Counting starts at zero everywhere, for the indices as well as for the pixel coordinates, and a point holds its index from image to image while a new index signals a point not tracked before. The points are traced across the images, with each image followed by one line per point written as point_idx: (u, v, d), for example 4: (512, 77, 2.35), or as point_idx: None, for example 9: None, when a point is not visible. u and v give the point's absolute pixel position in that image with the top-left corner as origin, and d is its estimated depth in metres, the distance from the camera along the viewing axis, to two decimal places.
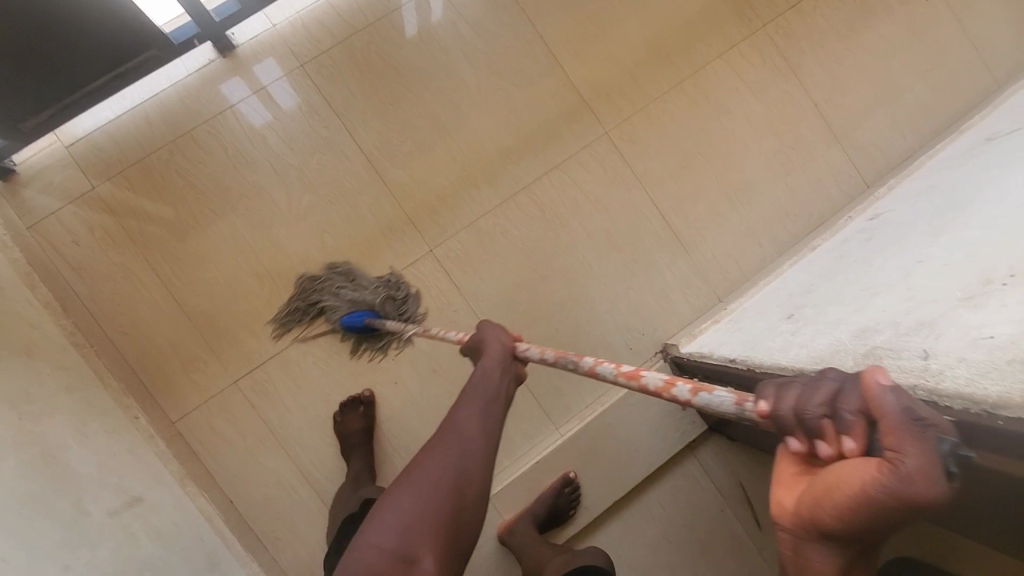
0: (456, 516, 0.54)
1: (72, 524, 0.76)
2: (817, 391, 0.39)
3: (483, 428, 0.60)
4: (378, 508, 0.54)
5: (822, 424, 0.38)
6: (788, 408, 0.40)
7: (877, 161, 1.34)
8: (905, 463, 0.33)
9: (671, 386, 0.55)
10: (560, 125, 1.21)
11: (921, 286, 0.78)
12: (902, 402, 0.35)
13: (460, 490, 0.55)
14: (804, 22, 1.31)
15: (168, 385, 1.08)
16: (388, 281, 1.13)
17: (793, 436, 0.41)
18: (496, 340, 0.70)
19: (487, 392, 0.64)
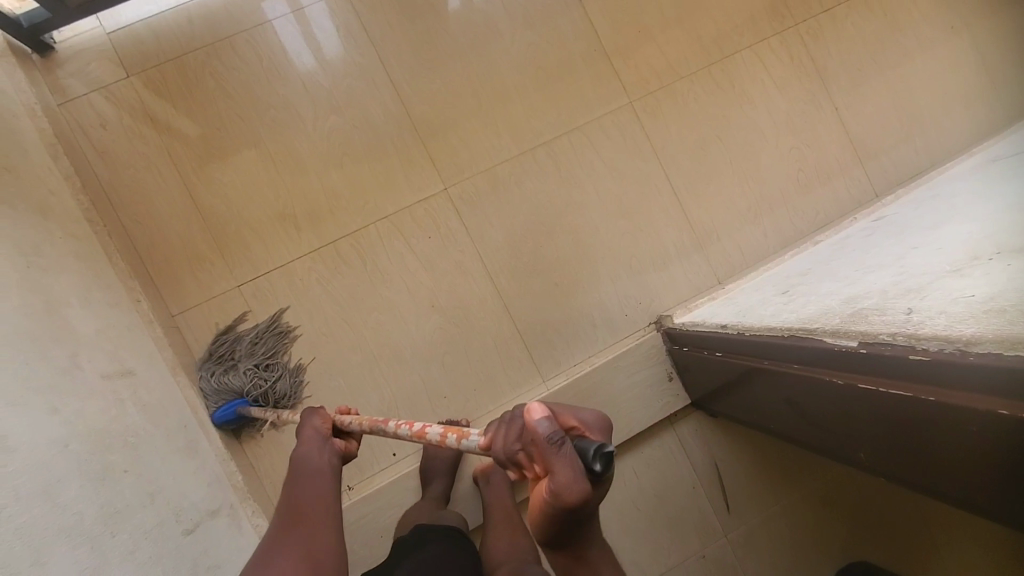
0: (312, 563, 0.54)
1: (65, 372, 0.78)
2: (510, 429, 0.47)
3: (326, 498, 0.62)
4: None
5: (519, 455, 0.46)
6: (496, 445, 0.48)
7: (889, 171, 1.37)
8: (562, 480, 0.42)
9: (445, 439, 0.59)
10: (585, 88, 1.26)
11: (913, 264, 0.81)
12: (546, 429, 0.43)
13: (312, 562, 0.55)
14: (834, 26, 1.36)
15: (172, 278, 1.12)
16: (267, 335, 1.12)
17: (506, 467, 0.48)
18: (314, 420, 0.75)
19: (311, 466, 0.67)
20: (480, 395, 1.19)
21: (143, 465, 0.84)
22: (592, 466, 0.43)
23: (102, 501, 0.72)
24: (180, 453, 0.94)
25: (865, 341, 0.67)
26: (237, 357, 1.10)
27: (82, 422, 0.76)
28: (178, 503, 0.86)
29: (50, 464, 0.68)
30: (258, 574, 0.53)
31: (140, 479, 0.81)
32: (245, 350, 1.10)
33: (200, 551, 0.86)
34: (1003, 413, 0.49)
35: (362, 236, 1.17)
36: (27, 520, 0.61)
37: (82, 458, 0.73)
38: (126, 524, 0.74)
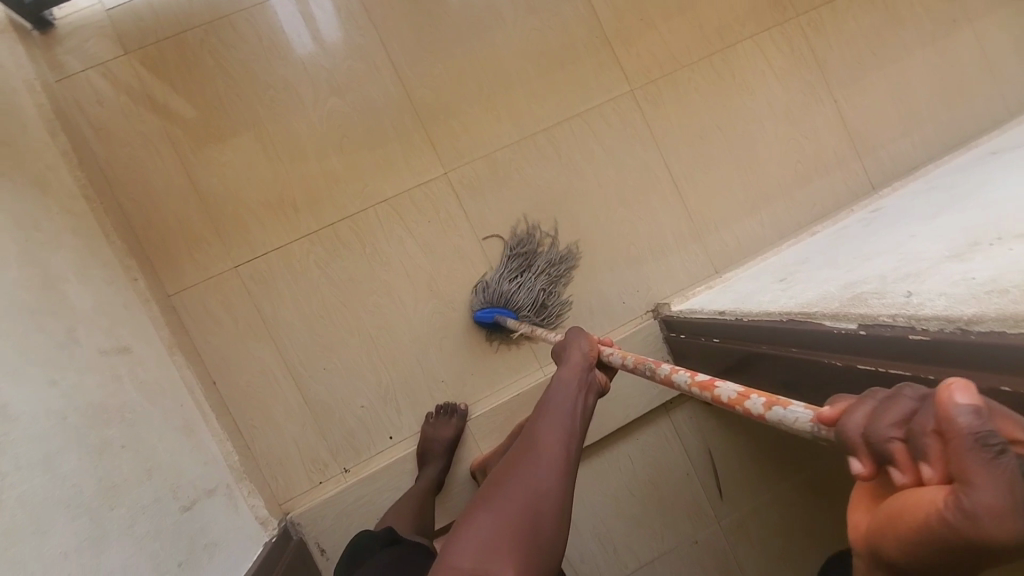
0: (530, 525, 0.58)
1: (64, 347, 0.77)
2: (888, 408, 0.36)
3: (567, 435, 0.67)
4: (466, 518, 0.59)
5: (894, 445, 0.35)
6: (849, 417, 0.39)
7: (885, 164, 1.38)
8: (980, 499, 0.29)
9: (759, 403, 0.52)
10: (587, 74, 1.26)
11: (911, 251, 0.82)
12: (972, 420, 0.30)
13: (536, 503, 0.60)
14: (834, 18, 1.36)
15: (169, 257, 1.11)
16: (549, 273, 1.20)
17: (856, 456, 0.38)
18: (580, 344, 0.80)
19: (560, 401, 0.72)
20: (478, 380, 1.19)
21: (141, 442, 0.83)
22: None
23: (100, 475, 0.72)
24: (177, 432, 0.93)
25: (865, 322, 0.68)
26: (511, 270, 1.18)
27: (80, 397, 0.76)
28: (174, 481, 0.86)
29: (49, 437, 0.67)
30: (488, 502, 0.61)
31: (138, 456, 0.81)
32: (542, 269, 1.20)
33: (196, 529, 0.85)
34: (1002, 389, 0.49)
35: (361, 219, 1.17)
36: (28, 490, 0.61)
37: (80, 432, 0.73)
38: (123, 499, 0.74)
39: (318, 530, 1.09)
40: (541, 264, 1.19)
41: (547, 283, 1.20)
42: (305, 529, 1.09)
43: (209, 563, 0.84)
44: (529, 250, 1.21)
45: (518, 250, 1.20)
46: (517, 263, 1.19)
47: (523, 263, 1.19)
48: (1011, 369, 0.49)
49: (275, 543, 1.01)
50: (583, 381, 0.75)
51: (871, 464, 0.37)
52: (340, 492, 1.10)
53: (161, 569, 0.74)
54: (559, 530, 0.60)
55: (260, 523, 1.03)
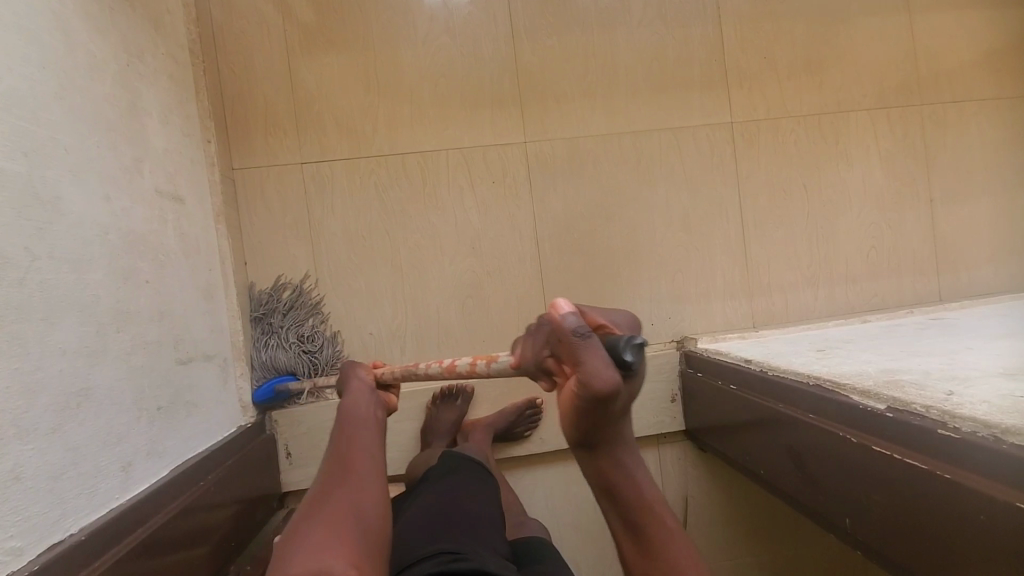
0: (360, 523, 0.58)
1: (128, 173, 0.80)
2: (536, 342, 0.58)
3: (377, 454, 0.71)
4: (291, 533, 0.56)
5: (549, 361, 0.56)
6: (526, 353, 0.59)
7: (961, 281, 1.32)
8: (591, 367, 0.50)
9: (474, 365, 0.68)
10: (693, 93, 1.24)
11: (963, 360, 0.78)
12: (568, 321, 0.51)
13: (358, 512, 0.59)
14: (959, 119, 1.31)
15: (245, 134, 1.14)
16: (287, 324, 1.12)
17: (542, 377, 0.59)
18: (365, 368, 0.89)
19: (362, 412, 0.79)
20: (488, 348, 1.19)
21: (164, 286, 0.86)
22: (622, 353, 0.51)
23: (118, 298, 0.74)
24: (197, 292, 0.96)
25: (895, 406, 0.64)
26: (258, 335, 1.12)
27: (125, 223, 0.78)
28: (180, 334, 0.88)
29: (87, 244, 0.70)
30: (308, 517, 0.58)
31: (156, 297, 0.83)
32: (279, 324, 1.12)
33: (185, 385, 0.87)
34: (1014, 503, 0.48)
35: (431, 159, 1.18)
36: (53, 281, 0.63)
37: (114, 251, 0.75)
38: (130, 328, 0.76)
39: (292, 433, 1.11)
40: (279, 319, 1.12)
41: (317, 349, 1.13)
42: (280, 429, 1.11)
43: (185, 420, 0.86)
44: (271, 304, 1.13)
45: (259, 313, 1.12)
46: (258, 308, 1.13)
47: (270, 304, 1.13)
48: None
49: (249, 429, 1.03)
50: (374, 397, 0.83)
51: (550, 375, 0.58)
52: (323, 406, 1.11)
53: (141, 406, 0.76)
54: (383, 533, 0.60)
55: (242, 407, 1.05)
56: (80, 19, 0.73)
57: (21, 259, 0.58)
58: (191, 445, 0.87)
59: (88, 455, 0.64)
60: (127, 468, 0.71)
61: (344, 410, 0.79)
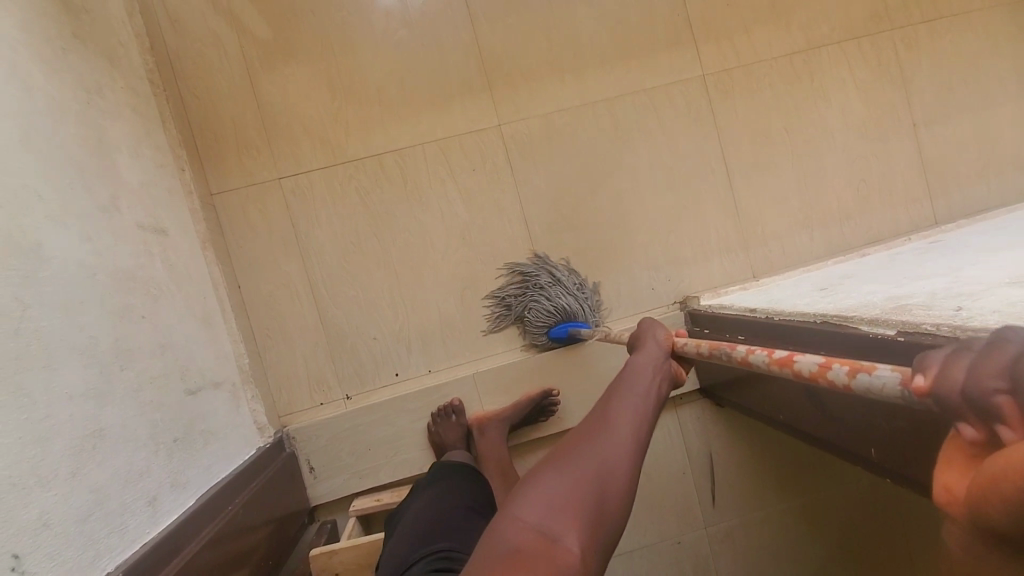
0: (604, 491, 0.49)
1: (106, 210, 0.79)
2: (990, 360, 0.34)
3: (645, 421, 0.57)
4: (535, 473, 0.50)
5: (997, 401, 0.32)
6: (941, 373, 0.37)
7: (955, 201, 1.31)
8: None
9: (827, 370, 0.49)
10: (661, 51, 1.22)
11: (968, 277, 0.77)
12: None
13: (608, 479, 0.50)
14: (931, 38, 1.30)
15: (218, 158, 1.13)
16: (531, 283, 1.16)
17: (964, 418, 0.35)
18: (659, 342, 0.72)
19: (635, 375, 0.64)
20: (493, 335, 1.19)
21: (161, 318, 0.85)
22: None
23: (117, 336, 0.74)
24: (196, 321, 0.95)
25: (905, 329, 0.64)
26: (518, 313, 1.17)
27: (112, 261, 0.78)
28: (184, 365, 0.88)
29: (77, 286, 0.69)
30: (558, 460, 0.51)
31: (155, 331, 0.83)
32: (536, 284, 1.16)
33: (197, 414, 0.87)
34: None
35: (408, 155, 1.17)
36: (51, 328, 0.62)
37: (105, 291, 0.74)
38: (133, 364, 0.75)
39: (311, 447, 1.11)
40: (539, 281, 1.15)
41: (549, 279, 1.16)
42: (299, 444, 1.11)
43: (204, 449, 0.86)
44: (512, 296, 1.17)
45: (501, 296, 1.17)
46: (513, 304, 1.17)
47: (524, 286, 1.17)
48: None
49: (268, 449, 1.04)
50: (656, 372, 0.66)
51: (984, 423, 0.34)
52: (339, 416, 1.11)
53: (158, 440, 0.76)
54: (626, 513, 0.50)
55: (257, 428, 1.05)
56: (33, 62, 0.72)
57: (13, 309, 0.58)
58: (213, 472, 0.87)
59: (113, 494, 0.65)
60: (153, 502, 0.71)
61: (626, 368, 0.65)
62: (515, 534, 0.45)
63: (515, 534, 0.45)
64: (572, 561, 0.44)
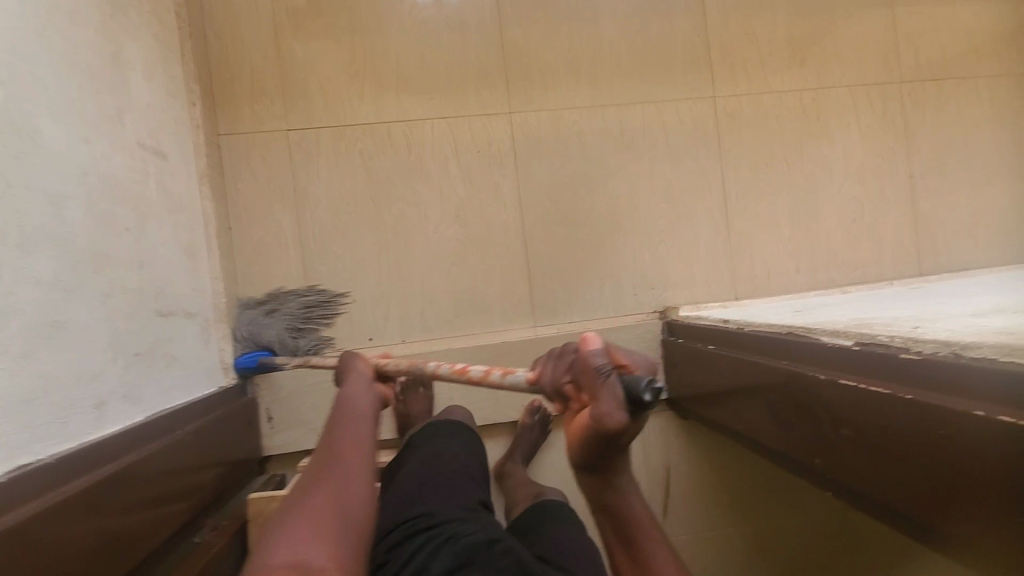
0: (338, 514, 0.60)
1: (110, 120, 0.81)
2: (556, 364, 0.53)
3: (370, 447, 0.71)
4: (272, 526, 0.58)
5: (567, 387, 0.52)
6: (541, 369, 0.55)
7: (942, 256, 1.33)
8: (605, 407, 0.48)
9: (489, 375, 0.63)
10: (676, 67, 1.26)
11: (934, 310, 0.79)
12: (595, 358, 0.49)
13: (341, 500, 0.62)
14: (938, 96, 1.34)
15: (231, 101, 1.15)
16: (304, 296, 1.14)
17: (551, 399, 0.54)
18: (362, 369, 0.83)
19: (350, 412, 0.75)
20: (472, 316, 1.20)
21: (144, 236, 0.86)
22: (641, 396, 0.47)
23: (97, 240, 0.75)
24: (179, 249, 0.96)
25: (862, 340, 0.65)
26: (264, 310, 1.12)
27: (106, 169, 0.79)
28: (160, 286, 0.88)
29: (66, 181, 0.70)
30: (297, 501, 0.61)
31: (136, 246, 0.84)
32: (282, 300, 1.13)
33: (163, 337, 0.87)
34: (962, 411, 0.50)
35: (416, 128, 1.19)
36: (30, 211, 0.63)
37: (93, 194, 0.75)
38: (108, 270, 0.76)
39: (274, 397, 1.11)
40: (285, 303, 1.13)
41: (291, 307, 1.13)
42: (261, 392, 1.11)
43: (163, 372, 0.86)
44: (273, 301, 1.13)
45: (263, 308, 1.13)
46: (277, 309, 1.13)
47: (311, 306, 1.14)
48: (987, 396, 0.49)
49: (230, 390, 1.03)
50: (370, 393, 0.79)
51: (561, 400, 0.53)
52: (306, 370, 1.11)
53: (118, 350, 0.76)
54: (363, 515, 0.63)
55: (222, 368, 1.05)
56: None
57: None
58: (169, 396, 0.87)
59: (62, 386, 0.65)
60: (101, 406, 0.71)
61: (341, 405, 0.76)
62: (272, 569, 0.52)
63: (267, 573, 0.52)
64: (325, 569, 0.53)
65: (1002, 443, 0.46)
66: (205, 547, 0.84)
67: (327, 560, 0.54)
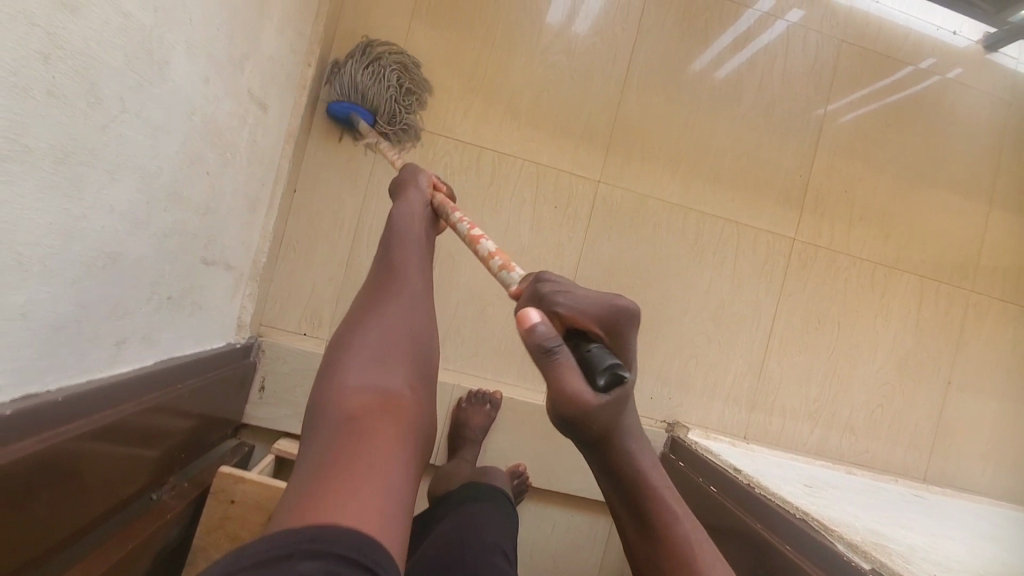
0: (408, 349, 0.63)
1: (232, 63, 0.79)
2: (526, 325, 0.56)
3: (425, 269, 0.73)
4: (338, 351, 0.61)
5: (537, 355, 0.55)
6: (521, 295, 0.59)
7: (950, 469, 1.32)
8: (568, 382, 0.52)
9: (490, 259, 0.65)
10: (769, 197, 1.26)
11: (945, 549, 0.79)
12: (539, 335, 0.50)
13: (407, 332, 0.65)
14: (999, 318, 1.34)
15: (343, 71, 1.14)
16: (379, 59, 1.09)
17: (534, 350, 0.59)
18: (420, 188, 0.79)
19: (401, 242, 0.73)
20: (490, 361, 1.18)
21: (219, 182, 0.84)
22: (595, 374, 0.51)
23: (177, 179, 0.73)
24: (244, 201, 0.94)
25: (880, 569, 0.65)
26: (369, 63, 1.08)
27: (211, 111, 0.77)
28: (214, 235, 0.86)
29: (173, 115, 0.68)
30: (370, 317, 0.65)
31: (209, 191, 0.81)
32: (373, 66, 1.08)
33: (198, 285, 0.85)
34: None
35: (506, 162, 1.18)
36: (131, 141, 0.61)
37: (191, 132, 0.73)
38: (175, 210, 0.74)
39: (274, 369, 1.08)
40: (378, 67, 1.07)
41: (384, 66, 1.09)
42: (264, 359, 1.08)
43: (185, 319, 0.84)
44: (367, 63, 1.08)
45: (364, 56, 1.08)
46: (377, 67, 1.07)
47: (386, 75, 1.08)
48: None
49: (237, 350, 1.01)
50: (424, 214, 0.77)
51: None
52: (315, 355, 1.09)
53: (155, 290, 0.74)
54: (431, 347, 0.67)
55: (237, 325, 1.02)
56: None
57: (114, 104, 0.57)
58: (180, 344, 0.84)
59: (92, 318, 0.62)
60: (119, 345, 0.68)
61: (394, 227, 0.74)
62: (355, 399, 0.55)
63: (354, 398, 0.55)
64: (406, 403, 0.58)
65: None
66: (161, 510, 0.81)
67: (406, 395, 0.59)
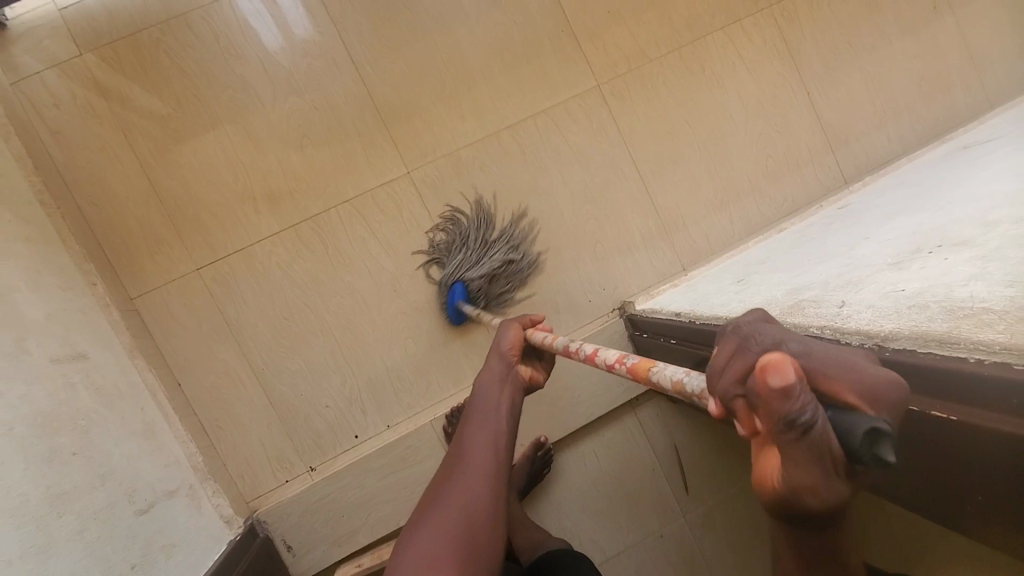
0: (470, 544, 0.52)
1: (12, 358, 0.77)
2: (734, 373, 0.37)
3: (503, 441, 0.61)
4: (393, 559, 0.52)
5: (737, 404, 0.36)
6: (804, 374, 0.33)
7: (859, 157, 1.36)
8: (797, 474, 0.31)
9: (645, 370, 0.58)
10: (551, 69, 1.24)
11: (860, 254, 0.80)
12: (796, 391, 0.31)
13: (471, 522, 0.53)
14: (809, 7, 1.33)
15: (132, 262, 1.13)
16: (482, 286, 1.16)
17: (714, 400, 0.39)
18: (504, 340, 0.73)
19: (489, 406, 0.65)
20: (445, 379, 1.20)
21: (95, 447, 0.84)
22: (870, 452, 0.29)
23: (50, 483, 0.73)
24: (134, 436, 0.94)
25: (797, 332, 0.68)
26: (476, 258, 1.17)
27: (29, 407, 0.76)
28: (130, 485, 0.87)
29: None
30: (418, 526, 0.54)
31: (89, 462, 0.82)
32: (472, 265, 1.17)
33: (154, 531, 0.87)
34: (912, 409, 0.51)
35: (323, 220, 1.17)
36: None
37: (28, 441, 0.73)
38: (72, 506, 0.75)
39: (283, 527, 1.11)
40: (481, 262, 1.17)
41: (474, 263, 1.17)
42: (270, 527, 1.10)
43: (166, 564, 0.86)
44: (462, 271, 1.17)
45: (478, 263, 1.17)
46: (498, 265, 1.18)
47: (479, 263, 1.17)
48: (924, 391, 0.50)
49: (240, 540, 1.03)
50: (502, 375, 0.70)
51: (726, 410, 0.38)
52: (304, 490, 1.11)
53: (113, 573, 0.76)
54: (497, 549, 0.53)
55: (224, 522, 1.04)
56: None
57: None
58: None
59: None
60: None
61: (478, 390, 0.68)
62: None
63: None
64: None
65: (956, 439, 0.47)
66: None
67: None
